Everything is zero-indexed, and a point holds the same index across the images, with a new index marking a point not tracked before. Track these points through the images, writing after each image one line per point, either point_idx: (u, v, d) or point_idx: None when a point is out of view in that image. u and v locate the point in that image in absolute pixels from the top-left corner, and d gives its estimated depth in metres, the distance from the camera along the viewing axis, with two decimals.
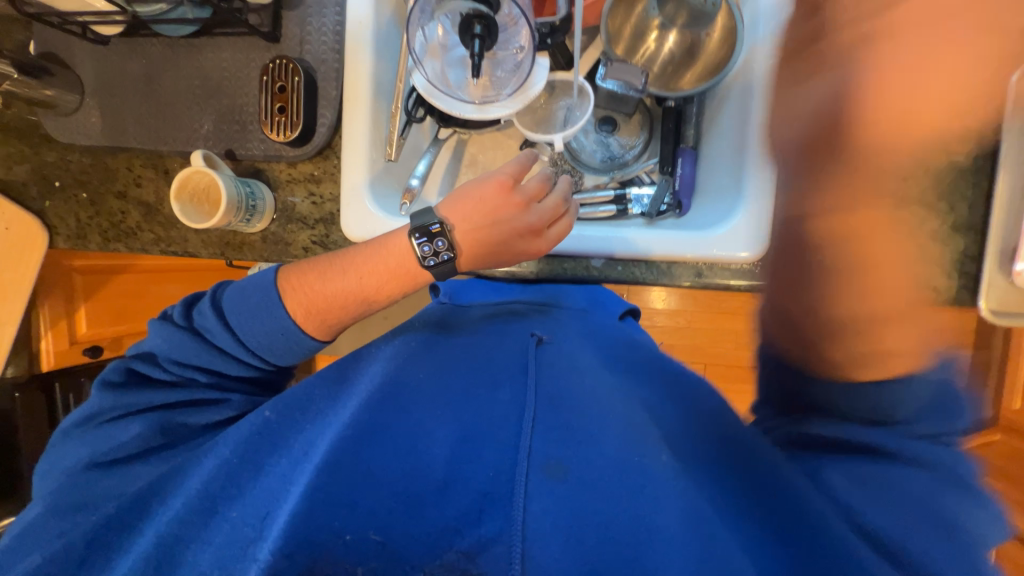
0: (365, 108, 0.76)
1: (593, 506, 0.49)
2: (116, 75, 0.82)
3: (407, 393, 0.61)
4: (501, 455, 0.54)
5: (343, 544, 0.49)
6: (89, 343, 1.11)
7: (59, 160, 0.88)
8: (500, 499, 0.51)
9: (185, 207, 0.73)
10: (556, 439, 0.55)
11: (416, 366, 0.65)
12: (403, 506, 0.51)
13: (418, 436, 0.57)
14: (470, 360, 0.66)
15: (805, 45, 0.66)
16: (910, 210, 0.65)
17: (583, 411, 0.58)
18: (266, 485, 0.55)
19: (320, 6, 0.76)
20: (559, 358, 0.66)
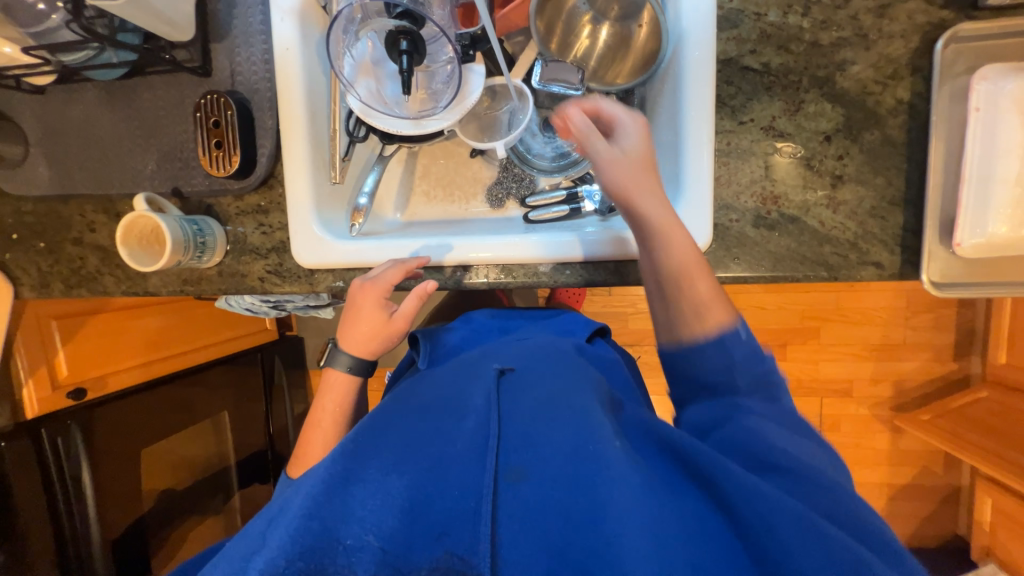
0: (301, 134, 0.76)
1: (563, 509, 0.47)
2: (57, 124, 0.83)
3: (380, 419, 0.58)
4: (466, 461, 0.51)
5: (339, 551, 0.43)
6: (73, 386, 1.12)
7: (14, 213, 0.88)
8: (471, 509, 0.47)
9: (134, 250, 0.73)
10: (522, 444, 0.53)
11: (391, 400, 0.64)
12: (400, 518, 0.46)
13: (393, 436, 0.54)
14: (441, 384, 0.66)
15: (730, 31, 0.65)
16: (848, 188, 0.65)
17: (544, 418, 0.55)
18: (253, 532, 0.50)
19: (246, 36, 0.75)
20: (528, 378, 0.65)
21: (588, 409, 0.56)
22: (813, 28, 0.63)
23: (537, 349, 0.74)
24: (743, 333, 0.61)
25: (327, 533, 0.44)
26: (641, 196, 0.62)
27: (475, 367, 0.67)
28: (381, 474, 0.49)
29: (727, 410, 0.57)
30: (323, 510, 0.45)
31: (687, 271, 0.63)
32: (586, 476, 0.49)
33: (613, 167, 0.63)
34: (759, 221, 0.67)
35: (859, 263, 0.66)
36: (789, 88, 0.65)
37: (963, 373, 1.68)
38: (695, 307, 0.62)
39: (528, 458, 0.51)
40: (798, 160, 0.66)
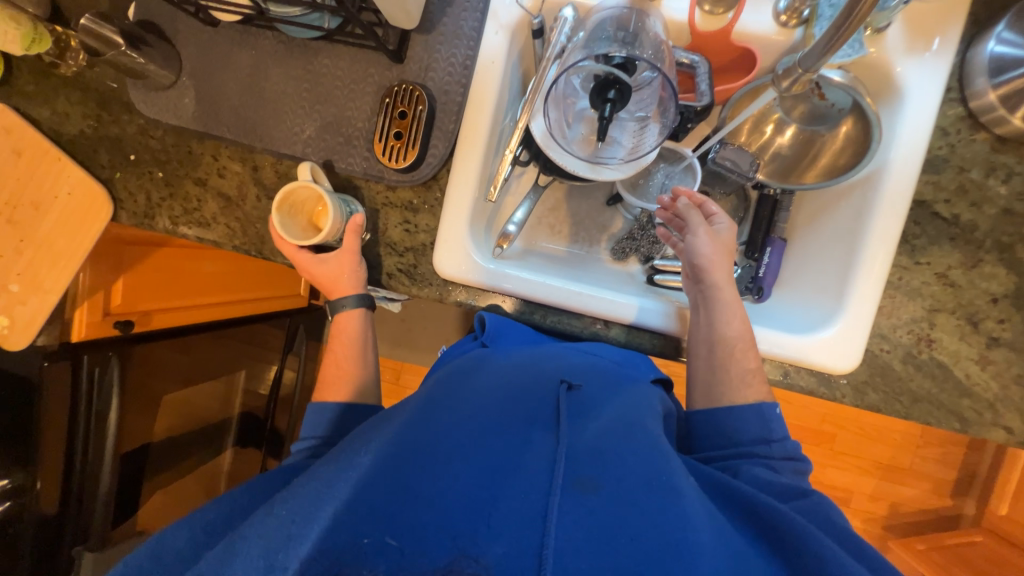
0: (480, 147, 0.74)
1: (624, 535, 0.46)
2: (220, 61, 0.79)
3: (442, 411, 0.57)
4: (534, 472, 0.50)
5: (363, 548, 0.44)
6: (122, 316, 1.05)
7: (138, 135, 0.83)
8: (530, 526, 0.45)
9: (285, 218, 0.71)
10: (584, 464, 0.52)
11: (452, 392, 0.61)
12: (457, 512, 0.46)
13: (449, 438, 0.52)
14: (503, 385, 0.63)
15: (930, 175, 0.68)
16: (1000, 351, 0.67)
17: (613, 441, 0.54)
18: (308, 491, 0.49)
19: (452, 37, 0.74)
20: (592, 404, 0.62)
21: (656, 442, 0.56)
22: (1008, 197, 0.66)
23: (604, 366, 0.71)
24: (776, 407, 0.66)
25: (365, 523, 0.45)
26: (719, 271, 0.70)
27: (540, 377, 0.64)
28: (433, 474, 0.49)
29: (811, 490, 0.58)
30: (372, 497, 0.46)
31: (743, 341, 0.68)
32: (653, 509, 0.48)
33: (704, 242, 0.71)
34: (909, 358, 0.69)
35: (991, 424, 0.68)
36: (971, 244, 0.67)
37: (956, 512, 1.75)
38: (741, 373, 0.67)
39: (593, 472, 0.51)
40: (961, 313, 0.68)
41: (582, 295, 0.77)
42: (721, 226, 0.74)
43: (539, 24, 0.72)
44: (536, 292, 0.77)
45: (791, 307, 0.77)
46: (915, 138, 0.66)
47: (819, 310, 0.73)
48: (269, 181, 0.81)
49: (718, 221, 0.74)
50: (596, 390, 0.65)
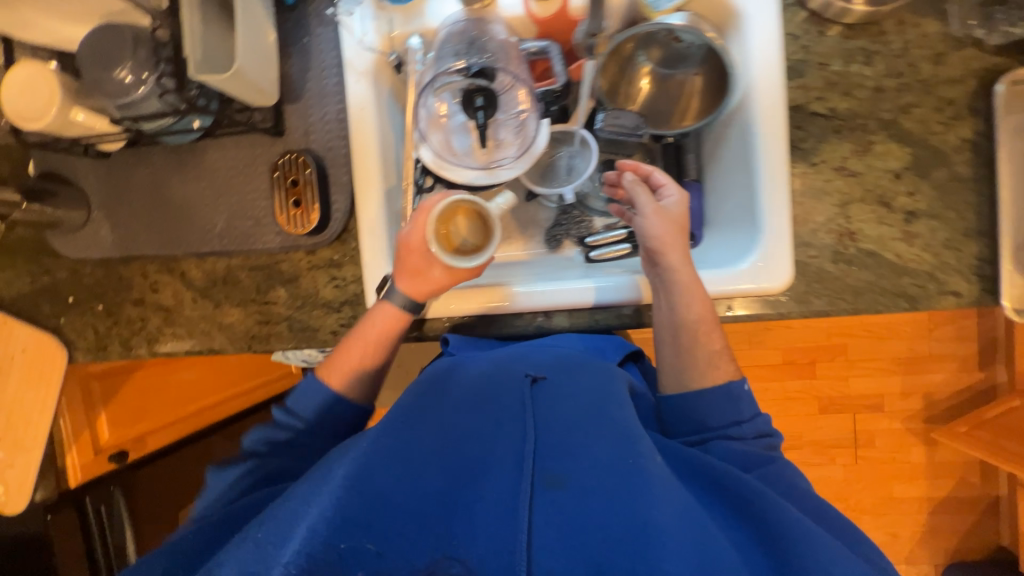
0: (378, 188, 0.77)
1: (591, 522, 0.52)
2: (122, 186, 0.83)
3: (416, 424, 0.60)
4: (503, 475, 0.56)
5: (338, 554, 0.47)
6: (115, 449, 1.08)
7: (70, 276, 0.87)
8: (502, 523, 0.52)
9: (463, 221, 0.70)
10: (554, 459, 0.57)
11: (422, 406, 0.63)
12: (435, 518, 0.53)
13: (425, 454, 0.57)
14: (472, 393, 0.66)
15: (796, 80, 0.69)
16: (921, 222, 0.68)
17: (582, 433, 0.59)
18: (288, 506, 0.51)
19: (321, 97, 0.77)
20: (561, 393, 0.65)
21: (625, 424, 0.60)
22: (875, 76, 0.67)
23: (572, 353, 0.73)
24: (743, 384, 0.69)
25: (351, 531, 0.49)
26: (671, 252, 0.70)
27: (506, 375, 0.67)
28: (409, 482, 0.54)
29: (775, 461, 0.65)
30: (355, 505, 0.50)
31: (705, 324, 0.70)
32: (620, 496, 0.53)
33: (654, 222, 0.72)
34: (838, 256, 0.69)
35: (938, 293, 0.68)
36: (858, 131, 0.68)
37: (990, 383, 1.70)
38: (710, 357, 0.70)
39: (562, 467, 0.56)
40: (871, 198, 0.68)
41: (525, 291, 0.77)
42: (671, 200, 0.75)
43: (396, 59, 0.76)
44: (482, 309, 0.76)
45: (720, 244, 0.77)
46: (768, 51, 0.68)
47: (742, 239, 0.73)
48: (199, 281, 0.84)
49: (665, 193, 0.76)
50: (564, 378, 0.67)
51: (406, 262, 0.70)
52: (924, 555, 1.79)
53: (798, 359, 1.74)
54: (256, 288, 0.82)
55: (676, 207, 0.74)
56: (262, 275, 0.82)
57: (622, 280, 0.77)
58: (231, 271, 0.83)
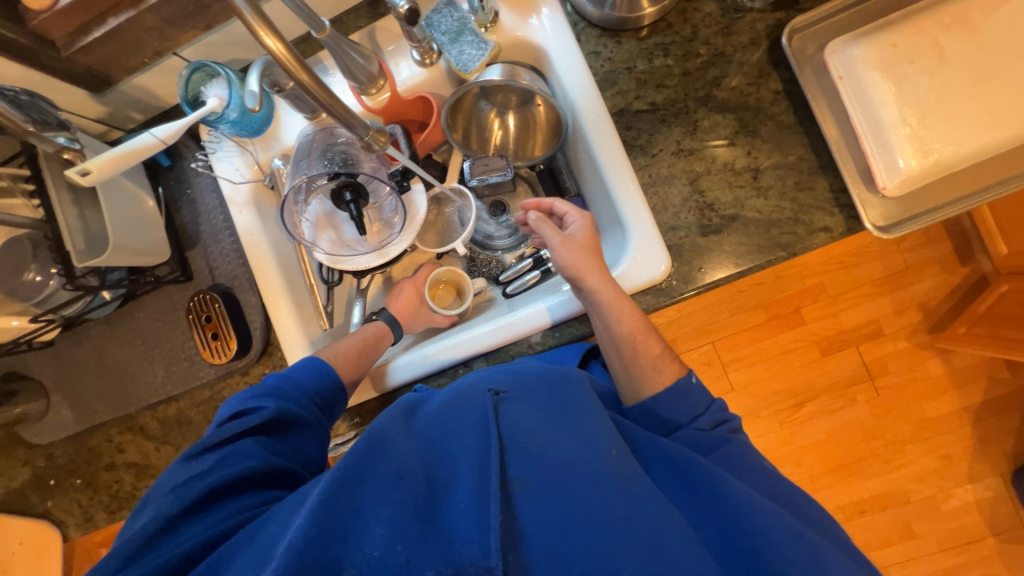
0: (284, 297, 0.83)
1: (563, 523, 0.50)
2: (70, 366, 0.90)
3: (394, 438, 0.56)
4: (476, 475, 0.51)
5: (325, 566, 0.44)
6: None
7: (47, 460, 0.93)
8: (477, 525, 0.47)
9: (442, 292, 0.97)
10: (531, 457, 0.54)
11: (398, 426, 0.59)
12: (413, 527, 0.47)
13: (406, 465, 0.53)
14: (445, 411, 0.60)
15: (612, 88, 0.75)
16: (768, 175, 0.71)
17: (555, 434, 0.58)
18: (264, 535, 0.48)
19: (215, 235, 0.85)
20: (533, 403, 0.62)
21: (590, 424, 0.61)
22: (678, 63, 0.73)
23: (532, 367, 0.69)
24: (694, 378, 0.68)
25: (332, 537, 0.46)
26: (591, 275, 0.70)
27: (468, 392, 0.62)
28: (386, 490, 0.50)
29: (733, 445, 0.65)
30: (333, 517, 0.46)
31: (637, 334, 0.70)
32: (587, 496, 0.51)
33: (564, 253, 0.72)
34: (705, 229, 0.72)
35: (809, 234, 0.70)
36: (681, 114, 0.73)
37: (978, 274, 1.64)
38: (650, 363, 0.70)
39: (535, 471, 0.53)
40: (716, 168, 0.72)
41: (466, 340, 0.80)
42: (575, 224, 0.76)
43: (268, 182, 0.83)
44: (426, 370, 0.81)
45: (608, 247, 0.81)
46: (577, 73, 0.74)
47: (619, 239, 0.77)
48: (158, 430, 0.89)
49: (569, 221, 0.77)
50: (528, 391, 0.64)
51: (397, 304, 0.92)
52: (987, 468, 1.68)
53: (781, 311, 1.69)
54: (207, 421, 0.88)
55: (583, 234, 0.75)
56: (210, 407, 0.87)
57: (515, 314, 0.80)
58: (183, 412, 0.88)
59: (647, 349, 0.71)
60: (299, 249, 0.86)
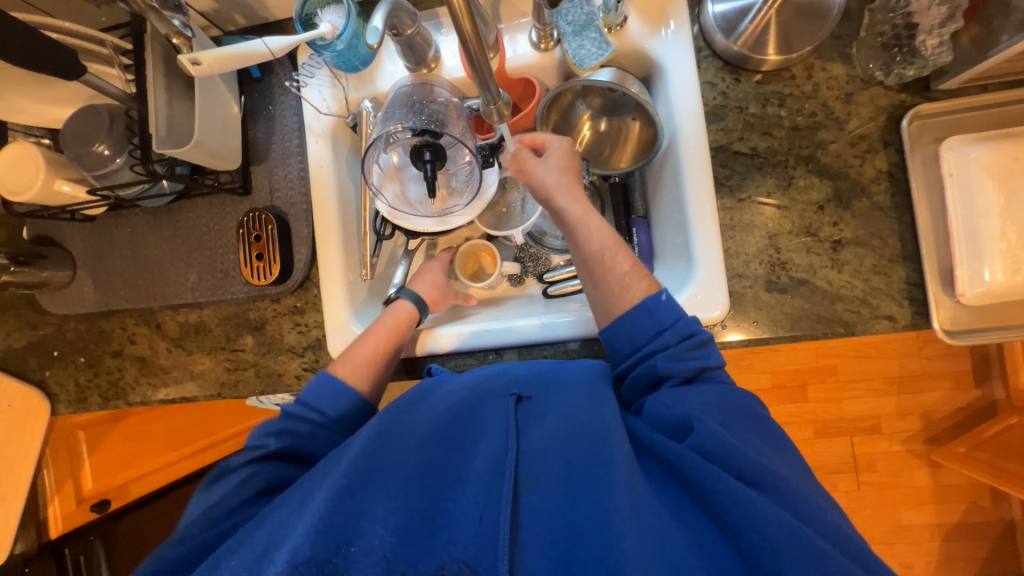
0: (336, 238, 0.82)
1: (570, 525, 0.52)
2: (105, 246, 0.89)
3: (395, 438, 0.59)
4: (482, 482, 0.56)
5: (345, 554, 0.50)
6: (96, 498, 1.13)
7: (56, 332, 0.92)
8: (483, 529, 0.52)
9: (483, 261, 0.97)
10: (538, 463, 0.57)
11: (408, 416, 0.63)
12: (420, 526, 0.53)
13: (412, 463, 0.57)
14: (456, 407, 0.65)
15: (718, 123, 0.74)
16: (848, 250, 0.70)
17: (565, 436, 0.59)
18: (284, 513, 0.54)
19: (284, 158, 0.84)
20: (546, 408, 0.64)
21: (605, 419, 0.59)
22: (789, 116, 0.72)
23: (557, 367, 0.71)
24: (662, 296, 0.65)
25: (340, 534, 0.50)
26: (560, 194, 0.72)
27: (492, 391, 0.66)
28: (390, 495, 0.54)
29: (747, 423, 0.59)
30: (336, 521, 0.51)
31: (606, 249, 0.70)
32: (589, 495, 0.53)
33: (540, 173, 0.74)
34: (771, 285, 0.72)
35: (872, 318, 0.69)
36: (779, 167, 0.72)
37: (988, 400, 1.63)
38: (620, 280, 0.68)
39: (541, 472, 0.56)
40: (799, 229, 0.71)
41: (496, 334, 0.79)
42: (556, 148, 0.75)
43: (351, 120, 0.82)
44: (452, 347, 0.80)
45: (667, 276, 0.80)
46: (687, 98, 0.73)
47: (681, 271, 0.76)
48: (174, 332, 0.89)
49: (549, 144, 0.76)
50: (550, 395, 0.66)
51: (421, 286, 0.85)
52: None
53: (789, 382, 1.70)
54: (225, 337, 0.87)
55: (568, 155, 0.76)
56: (231, 324, 0.87)
57: (558, 317, 0.79)
58: (203, 322, 0.88)
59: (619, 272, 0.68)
60: (363, 195, 0.85)
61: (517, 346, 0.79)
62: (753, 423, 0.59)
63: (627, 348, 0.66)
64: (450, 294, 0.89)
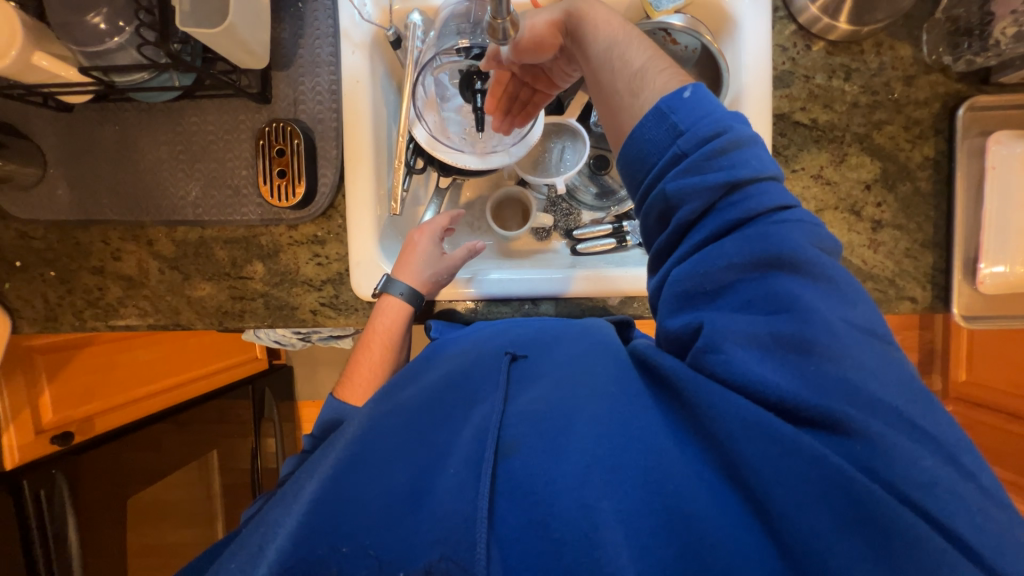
0: (368, 164, 0.74)
1: (551, 486, 0.41)
2: (84, 144, 0.76)
3: (379, 418, 0.51)
4: (468, 450, 0.46)
5: (339, 558, 0.40)
6: (57, 430, 1.02)
7: (19, 240, 0.80)
8: (464, 502, 0.41)
9: (513, 211, 0.93)
10: (527, 427, 0.46)
11: (394, 392, 0.55)
12: (399, 511, 0.42)
13: (391, 440, 0.47)
14: (442, 374, 0.56)
15: (782, 89, 0.73)
16: (886, 232, 0.73)
17: (564, 397, 0.49)
18: (264, 526, 0.46)
19: (313, 66, 0.74)
20: (542, 370, 0.55)
21: (612, 379, 0.50)
22: (853, 92, 0.72)
23: (562, 330, 0.63)
24: (686, 93, 0.48)
25: (321, 533, 0.41)
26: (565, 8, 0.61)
27: (484, 355, 0.58)
28: (371, 477, 0.44)
29: (794, 298, 0.41)
30: (322, 514, 0.42)
31: (618, 51, 0.55)
32: (595, 451, 0.43)
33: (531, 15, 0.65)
34: None
35: (897, 298, 0.73)
36: (835, 142, 0.73)
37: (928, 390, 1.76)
38: (630, 80, 0.53)
39: (524, 432, 0.46)
40: (843, 207, 0.73)
41: (520, 284, 0.77)
42: None
43: (394, 34, 0.73)
44: (484, 294, 0.77)
45: None
46: (758, 57, 0.71)
47: None
48: (168, 252, 0.79)
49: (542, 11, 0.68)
50: (549, 357, 0.58)
51: (408, 268, 0.73)
52: None
53: None
54: (230, 263, 0.78)
55: (547, 33, 0.62)
56: (238, 248, 0.78)
57: (602, 270, 0.77)
58: (204, 243, 0.78)
59: (626, 67, 0.54)
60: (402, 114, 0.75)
61: (545, 296, 0.77)
62: (803, 278, 0.42)
63: (637, 176, 0.50)
64: (439, 271, 0.73)
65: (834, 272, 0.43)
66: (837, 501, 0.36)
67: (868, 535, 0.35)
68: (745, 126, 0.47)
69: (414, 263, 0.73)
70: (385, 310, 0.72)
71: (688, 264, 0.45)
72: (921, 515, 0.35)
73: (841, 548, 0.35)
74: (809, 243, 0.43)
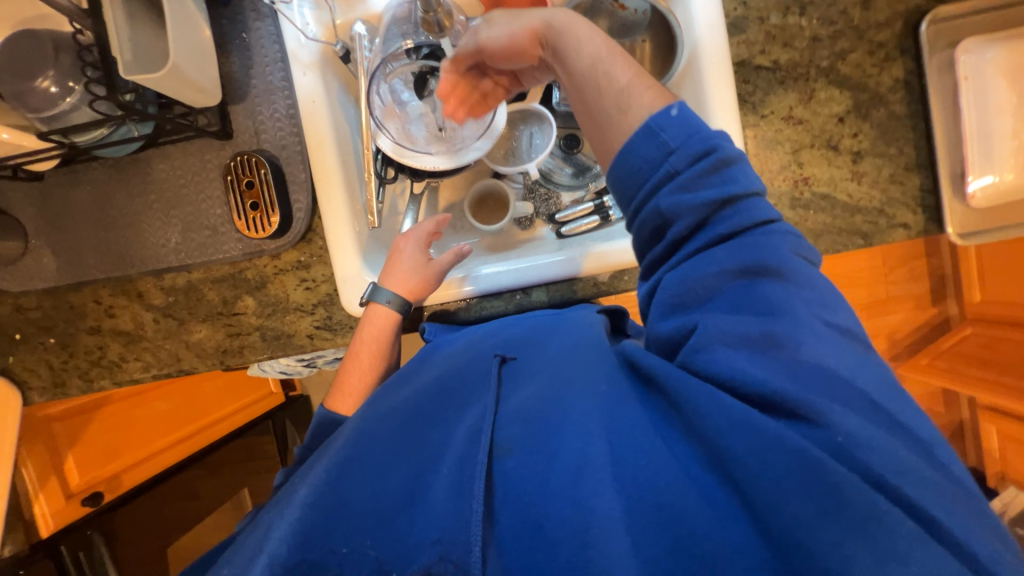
0: (338, 181, 0.74)
1: (541, 471, 0.42)
2: (60, 209, 0.77)
3: (371, 423, 0.50)
4: (461, 449, 0.46)
5: (342, 559, 0.41)
6: (87, 491, 1.05)
7: (15, 313, 0.81)
8: (459, 500, 0.42)
9: (494, 204, 0.92)
10: (519, 423, 0.46)
11: (386, 396, 0.55)
12: (395, 514, 0.43)
13: (384, 444, 0.47)
14: (435, 377, 0.56)
15: (738, 36, 0.72)
16: (868, 161, 0.71)
17: (557, 387, 0.49)
18: (257, 534, 0.45)
19: (268, 95, 0.74)
20: (535, 364, 0.55)
21: (598, 366, 0.51)
22: (810, 26, 0.70)
23: (544, 325, 0.64)
24: (672, 112, 0.47)
25: (319, 539, 0.41)
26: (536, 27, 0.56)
27: (475, 356, 0.58)
28: (366, 482, 0.44)
29: (780, 303, 0.42)
30: (314, 515, 0.42)
31: (598, 67, 0.52)
32: (585, 431, 0.43)
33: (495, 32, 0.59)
34: (796, 203, 0.72)
35: (889, 227, 0.71)
36: (801, 80, 0.71)
37: (943, 316, 1.72)
38: (615, 99, 0.50)
39: (516, 431, 0.45)
40: (819, 143, 0.71)
41: (508, 276, 0.76)
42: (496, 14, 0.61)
43: (341, 48, 0.73)
44: (474, 291, 0.76)
45: None
46: (708, 8, 0.69)
47: None
48: (159, 301, 0.80)
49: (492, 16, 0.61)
50: (538, 352, 0.58)
51: (397, 275, 0.72)
52: None
53: None
54: (221, 302, 0.79)
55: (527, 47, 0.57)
56: (226, 286, 0.79)
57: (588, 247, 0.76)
58: (193, 286, 0.79)
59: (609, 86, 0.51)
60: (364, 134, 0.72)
61: (536, 281, 0.76)
62: (789, 285, 0.43)
63: (625, 193, 0.49)
64: (428, 276, 0.73)
65: (816, 279, 0.44)
66: (808, 467, 0.35)
67: (836, 475, 0.35)
68: (731, 144, 0.47)
69: (403, 270, 0.72)
70: (374, 318, 0.71)
71: (681, 271, 0.45)
72: (890, 449, 0.37)
73: (838, 487, 0.35)
74: (791, 252, 0.45)
